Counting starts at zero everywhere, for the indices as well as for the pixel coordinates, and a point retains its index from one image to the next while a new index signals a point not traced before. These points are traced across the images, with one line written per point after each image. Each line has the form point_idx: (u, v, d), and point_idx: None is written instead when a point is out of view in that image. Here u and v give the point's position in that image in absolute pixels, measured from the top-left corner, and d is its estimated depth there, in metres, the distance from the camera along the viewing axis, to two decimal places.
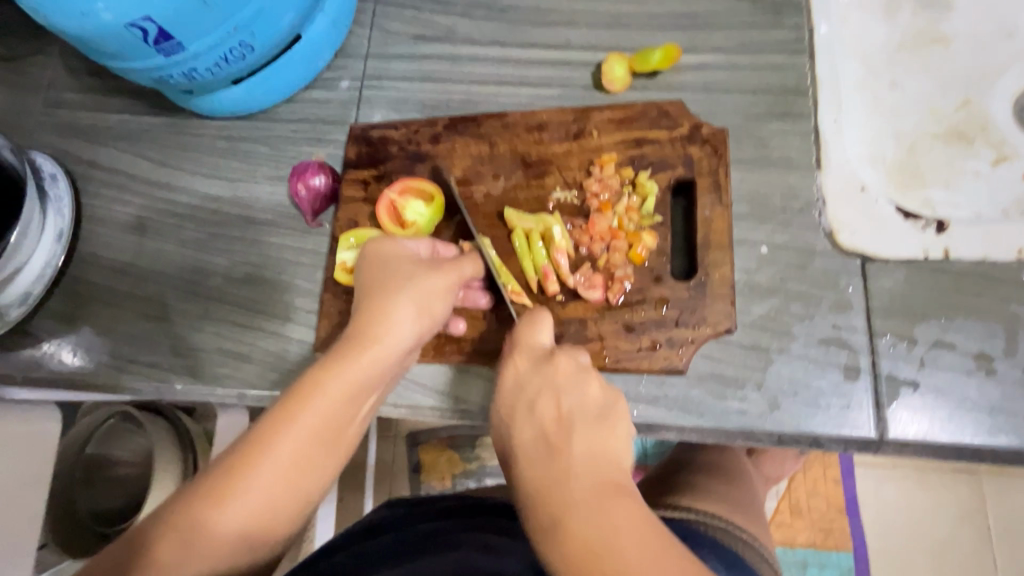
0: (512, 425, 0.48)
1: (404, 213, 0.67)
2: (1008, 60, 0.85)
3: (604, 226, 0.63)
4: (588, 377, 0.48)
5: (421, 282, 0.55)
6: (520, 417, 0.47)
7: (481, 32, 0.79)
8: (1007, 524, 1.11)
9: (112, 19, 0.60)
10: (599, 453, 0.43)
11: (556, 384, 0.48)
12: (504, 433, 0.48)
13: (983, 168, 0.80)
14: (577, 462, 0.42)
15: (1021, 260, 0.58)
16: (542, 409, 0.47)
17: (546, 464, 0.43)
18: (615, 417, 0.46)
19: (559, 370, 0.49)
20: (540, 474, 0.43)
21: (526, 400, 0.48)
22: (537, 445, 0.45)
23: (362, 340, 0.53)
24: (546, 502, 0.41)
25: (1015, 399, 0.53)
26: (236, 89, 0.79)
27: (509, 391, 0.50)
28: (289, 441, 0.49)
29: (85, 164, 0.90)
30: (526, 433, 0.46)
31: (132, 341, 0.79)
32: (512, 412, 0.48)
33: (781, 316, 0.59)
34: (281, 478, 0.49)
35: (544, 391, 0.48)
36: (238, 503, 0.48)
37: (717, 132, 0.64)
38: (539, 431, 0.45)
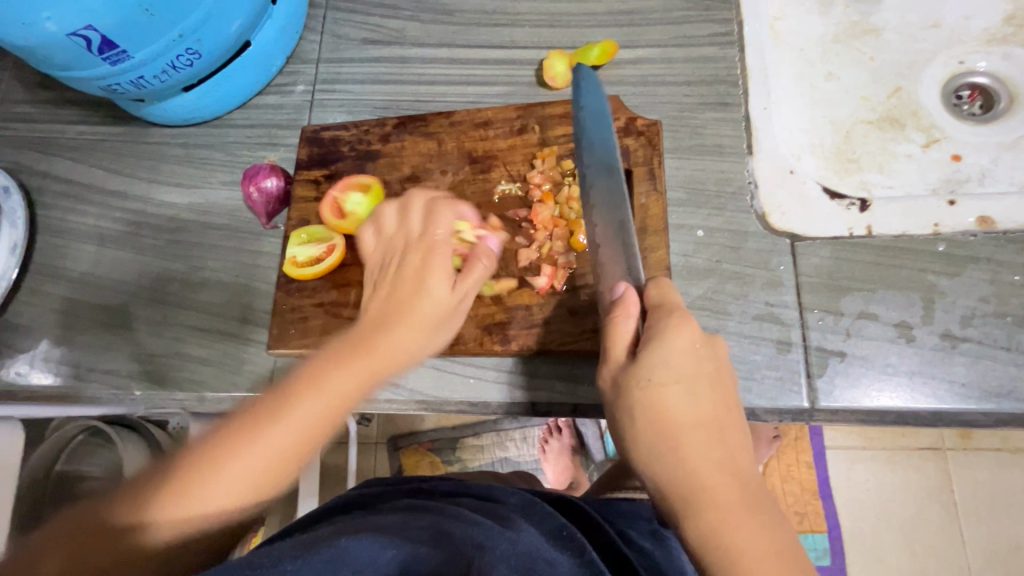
0: (684, 390, 0.45)
1: (344, 206, 0.70)
2: (935, 48, 0.89)
3: (546, 215, 0.66)
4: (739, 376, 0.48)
5: (425, 280, 0.56)
6: (699, 385, 0.45)
7: (429, 35, 0.82)
8: (970, 496, 1.15)
9: (53, 29, 0.60)
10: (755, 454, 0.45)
11: (720, 370, 0.47)
12: (670, 394, 0.45)
13: (915, 152, 0.84)
14: (748, 458, 0.44)
15: (937, 234, 0.61)
16: (716, 392, 0.45)
17: (727, 449, 0.43)
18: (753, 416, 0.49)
19: (723, 358, 0.48)
20: (719, 457, 0.43)
21: (695, 373, 0.45)
22: (710, 425, 0.44)
23: (368, 347, 0.52)
24: (724, 495, 0.42)
25: (934, 364, 0.56)
26: (187, 97, 0.79)
27: (683, 354, 0.46)
28: (261, 445, 0.46)
29: (40, 176, 0.89)
30: (702, 411, 0.44)
31: (91, 350, 0.79)
32: (688, 380, 0.45)
33: (717, 296, 0.62)
34: (242, 479, 0.45)
35: (716, 372, 0.46)
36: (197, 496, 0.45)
37: (652, 124, 0.66)
38: (714, 417, 0.45)
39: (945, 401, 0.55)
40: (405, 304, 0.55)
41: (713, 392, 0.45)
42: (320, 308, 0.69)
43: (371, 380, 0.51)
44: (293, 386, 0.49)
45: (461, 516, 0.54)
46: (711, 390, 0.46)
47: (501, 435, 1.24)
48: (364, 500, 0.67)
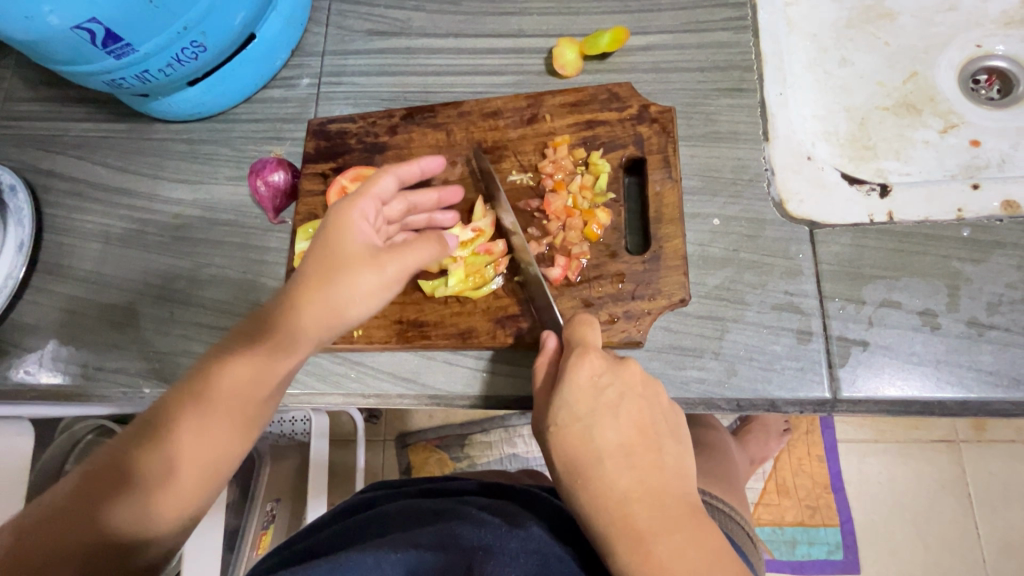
0: (591, 426, 0.47)
1: None
2: (951, 32, 0.87)
3: (559, 205, 0.63)
4: (660, 389, 0.50)
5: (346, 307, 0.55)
6: (603, 419, 0.47)
7: (435, 25, 0.80)
8: (986, 489, 1.13)
9: (57, 22, 0.59)
10: (681, 474, 0.47)
11: (632, 393, 0.49)
12: (577, 432, 0.47)
13: (933, 137, 0.82)
14: (667, 480, 0.46)
15: (961, 219, 0.59)
16: (625, 420, 0.47)
17: (639, 475, 0.45)
18: (684, 435, 0.50)
19: (637, 380, 0.50)
20: (631, 484, 0.45)
21: (603, 403, 0.48)
22: (620, 454, 0.46)
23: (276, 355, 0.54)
24: (640, 519, 0.43)
25: (959, 352, 0.55)
26: (192, 91, 0.78)
27: (584, 389, 0.49)
28: (202, 435, 0.50)
29: (45, 175, 0.89)
30: (610, 441, 0.46)
31: (98, 348, 0.79)
32: (592, 414, 0.48)
33: (734, 286, 0.61)
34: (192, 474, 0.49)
35: (624, 398, 0.48)
36: (155, 494, 0.48)
37: (665, 111, 0.65)
38: (627, 444, 0.46)
39: (971, 390, 0.54)
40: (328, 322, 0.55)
41: (628, 415, 0.48)
42: None
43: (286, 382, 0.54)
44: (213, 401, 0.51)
45: (471, 514, 0.54)
46: (626, 412, 0.48)
47: (511, 431, 1.23)
48: (375, 499, 0.68)
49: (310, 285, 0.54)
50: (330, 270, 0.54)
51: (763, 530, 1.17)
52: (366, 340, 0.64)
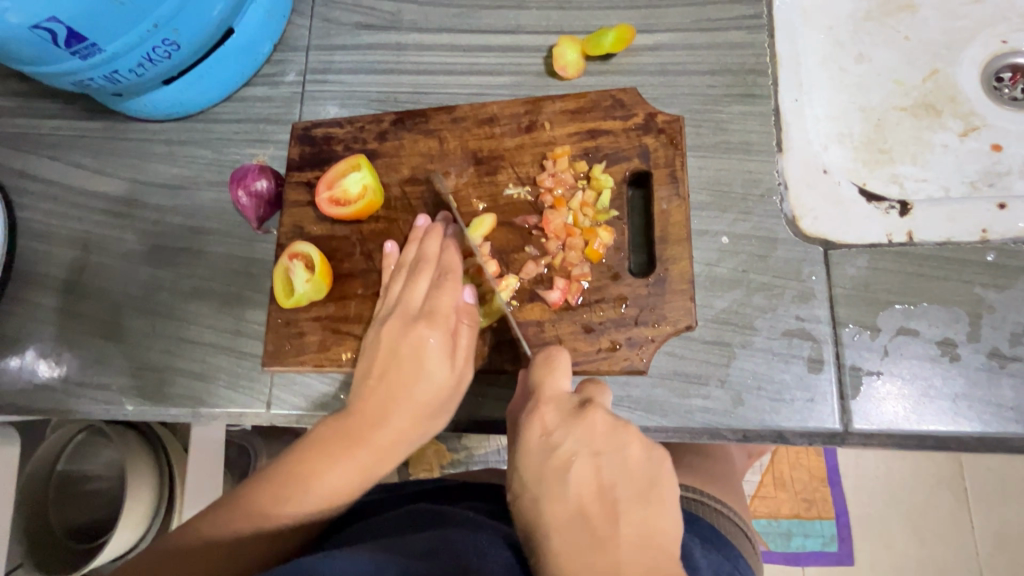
0: (540, 496, 0.42)
1: (347, 191, 0.65)
2: (976, 26, 0.82)
3: (559, 222, 0.60)
4: (631, 442, 0.43)
5: (434, 369, 0.54)
6: (550, 488, 0.42)
7: (427, 18, 0.75)
8: (983, 486, 1.12)
9: (14, 21, 0.55)
10: (648, 545, 0.39)
11: (591, 447, 0.43)
12: (527, 505, 0.43)
13: (951, 141, 0.78)
14: (629, 565, 0.38)
15: (986, 241, 0.56)
16: (575, 486, 0.42)
17: (591, 562, 0.38)
18: (663, 491, 0.42)
19: (596, 432, 0.43)
20: (581, 574, 0.38)
21: (553, 467, 0.43)
22: (571, 533, 0.40)
23: (363, 436, 0.52)
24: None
25: (979, 386, 0.52)
26: (169, 90, 0.73)
27: (534, 451, 0.44)
28: (307, 458, 0.50)
29: (18, 176, 0.84)
30: (558, 514, 0.41)
31: (80, 362, 0.76)
32: (540, 482, 0.43)
33: (743, 309, 0.58)
34: (276, 493, 0.50)
35: (579, 458, 0.43)
36: (260, 496, 0.50)
37: (673, 121, 0.60)
38: (578, 517, 0.40)
39: (990, 425, 0.52)
40: (417, 373, 0.54)
41: (582, 479, 0.42)
42: (318, 323, 0.64)
43: (386, 451, 0.52)
44: (300, 469, 0.50)
45: (464, 522, 0.51)
46: (580, 476, 0.42)
47: None
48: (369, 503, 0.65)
49: (408, 323, 0.56)
50: (409, 337, 0.55)
51: (758, 522, 1.16)
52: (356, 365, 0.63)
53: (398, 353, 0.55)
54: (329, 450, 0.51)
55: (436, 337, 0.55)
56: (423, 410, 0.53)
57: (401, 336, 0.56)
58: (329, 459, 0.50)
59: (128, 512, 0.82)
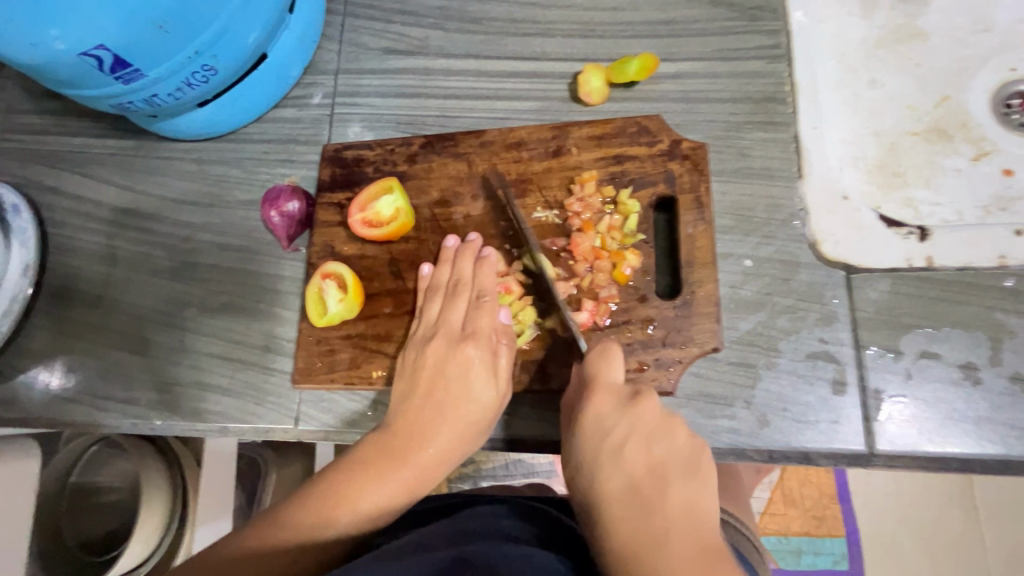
0: (595, 471, 0.47)
1: (382, 213, 0.67)
2: (987, 54, 0.84)
3: (587, 245, 0.61)
4: (677, 426, 0.48)
5: (477, 386, 0.57)
6: (605, 463, 0.47)
7: (453, 44, 0.77)
8: (996, 506, 1.12)
9: (64, 48, 0.57)
10: (693, 517, 0.43)
11: (642, 431, 0.47)
12: (584, 479, 0.47)
13: (963, 166, 0.80)
14: (677, 526, 0.43)
15: (1004, 267, 0.57)
16: (631, 461, 0.46)
17: (644, 524, 0.43)
18: (703, 472, 0.46)
19: (649, 418, 0.48)
20: (636, 533, 0.42)
21: (609, 444, 0.47)
22: (627, 500, 0.45)
23: (415, 448, 0.54)
24: (645, 565, 0.41)
25: (1001, 409, 0.53)
26: (202, 112, 0.76)
27: (592, 433, 0.48)
28: (353, 475, 0.52)
29: (49, 192, 0.86)
30: (614, 487, 0.45)
31: (107, 376, 0.77)
32: (595, 459, 0.47)
33: (768, 331, 0.59)
34: (321, 510, 0.51)
35: (633, 439, 0.47)
36: (304, 513, 0.51)
37: (698, 148, 0.62)
38: (632, 485, 0.45)
39: (1012, 448, 0.53)
40: (461, 393, 0.57)
41: (635, 456, 0.46)
42: (349, 342, 0.66)
43: (432, 465, 0.54)
44: (353, 480, 0.52)
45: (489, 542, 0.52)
46: (633, 453, 0.46)
47: None
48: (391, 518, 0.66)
49: (452, 345, 0.59)
50: (451, 357, 0.58)
51: (768, 540, 1.16)
52: (386, 382, 0.64)
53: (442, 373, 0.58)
54: (376, 465, 0.53)
55: (479, 360, 0.58)
56: (466, 429, 0.56)
57: (446, 356, 0.58)
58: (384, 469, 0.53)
59: (150, 519, 0.87)
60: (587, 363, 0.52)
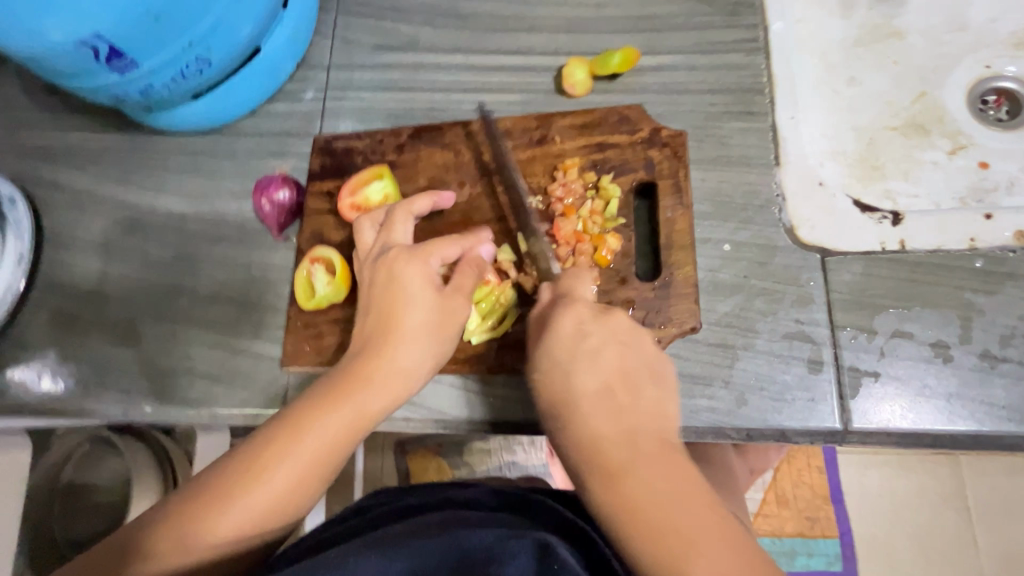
0: (570, 370, 0.49)
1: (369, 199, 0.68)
2: (962, 52, 0.87)
3: (569, 230, 0.63)
4: (643, 335, 0.51)
5: (413, 314, 0.55)
6: (579, 363, 0.49)
7: (443, 40, 0.79)
8: (987, 504, 1.12)
9: (61, 38, 0.59)
10: (659, 413, 0.47)
11: (614, 340, 0.50)
12: (557, 376, 0.50)
13: (940, 159, 0.82)
14: (642, 419, 0.47)
15: (974, 249, 0.59)
16: (606, 364, 0.49)
17: (616, 419, 0.47)
18: (666, 378, 0.50)
19: (620, 328, 0.51)
20: (607, 428, 0.46)
21: (582, 349, 0.50)
22: (597, 396, 0.48)
23: (367, 375, 0.54)
24: (613, 451, 0.45)
25: (971, 385, 0.55)
26: (197, 105, 0.77)
27: (565, 338, 0.51)
28: (285, 425, 0.52)
29: (45, 186, 0.88)
30: (587, 387, 0.48)
31: (99, 364, 0.78)
32: (571, 359, 0.50)
33: (745, 313, 0.60)
34: (258, 466, 0.50)
35: (607, 346, 0.50)
36: (242, 473, 0.50)
37: (676, 135, 0.64)
38: (605, 384, 0.48)
39: (984, 424, 0.54)
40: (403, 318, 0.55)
41: (607, 359, 0.49)
42: (337, 325, 0.67)
43: (379, 397, 0.53)
44: (306, 414, 0.52)
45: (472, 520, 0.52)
46: (605, 357, 0.49)
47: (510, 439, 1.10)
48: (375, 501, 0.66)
49: (388, 277, 0.57)
50: (392, 286, 0.56)
51: (762, 541, 1.15)
52: None
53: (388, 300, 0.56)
54: (312, 411, 0.52)
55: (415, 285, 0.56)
56: (411, 349, 0.54)
57: (384, 295, 0.56)
58: (345, 395, 0.53)
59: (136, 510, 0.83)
60: (559, 283, 0.56)
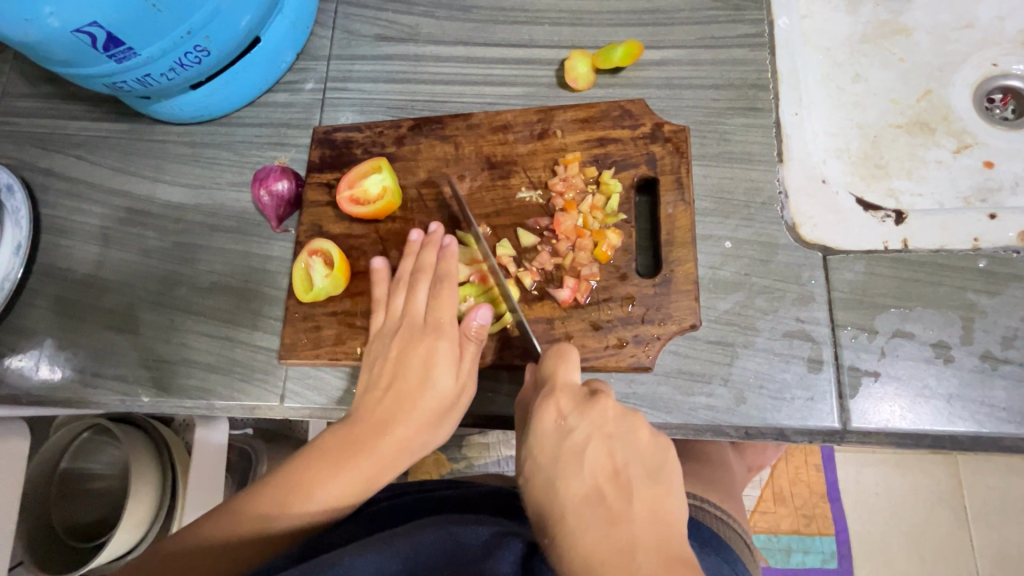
0: (556, 474, 0.45)
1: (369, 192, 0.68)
2: (969, 50, 0.86)
3: (569, 225, 0.62)
4: (636, 425, 0.46)
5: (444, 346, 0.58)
6: (565, 465, 0.45)
7: (444, 32, 0.79)
8: (983, 504, 1.12)
9: (58, 25, 0.58)
10: (659, 521, 0.41)
11: (603, 432, 0.46)
12: (543, 482, 0.46)
13: (945, 158, 0.81)
14: (639, 531, 0.40)
15: (977, 250, 0.59)
16: (592, 463, 0.44)
17: (607, 530, 0.41)
18: (669, 473, 0.44)
19: (608, 418, 0.47)
20: (596, 539, 0.40)
21: (568, 447, 0.46)
22: (585, 504, 0.43)
23: (405, 402, 0.56)
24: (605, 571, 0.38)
25: (972, 386, 0.54)
26: (195, 94, 0.77)
27: (549, 434, 0.47)
28: (329, 447, 0.55)
29: (43, 174, 0.87)
30: (574, 490, 0.44)
31: (96, 354, 0.77)
32: (557, 460, 0.46)
33: (746, 311, 0.60)
34: (301, 483, 0.52)
35: (594, 440, 0.46)
36: (288, 490, 0.52)
37: (679, 130, 0.64)
38: (593, 487, 0.43)
39: (983, 425, 0.54)
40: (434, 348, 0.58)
41: (595, 457, 0.45)
42: (335, 318, 0.67)
43: (416, 423, 0.56)
44: (351, 438, 0.55)
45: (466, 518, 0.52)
46: (593, 454, 0.45)
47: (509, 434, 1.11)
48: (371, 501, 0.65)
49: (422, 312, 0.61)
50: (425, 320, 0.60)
51: (758, 537, 1.15)
52: None
53: (427, 331, 0.59)
54: (353, 435, 0.55)
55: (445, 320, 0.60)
56: (443, 379, 0.57)
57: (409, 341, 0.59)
58: (392, 416, 0.56)
59: (136, 504, 0.83)
60: (545, 366, 0.53)
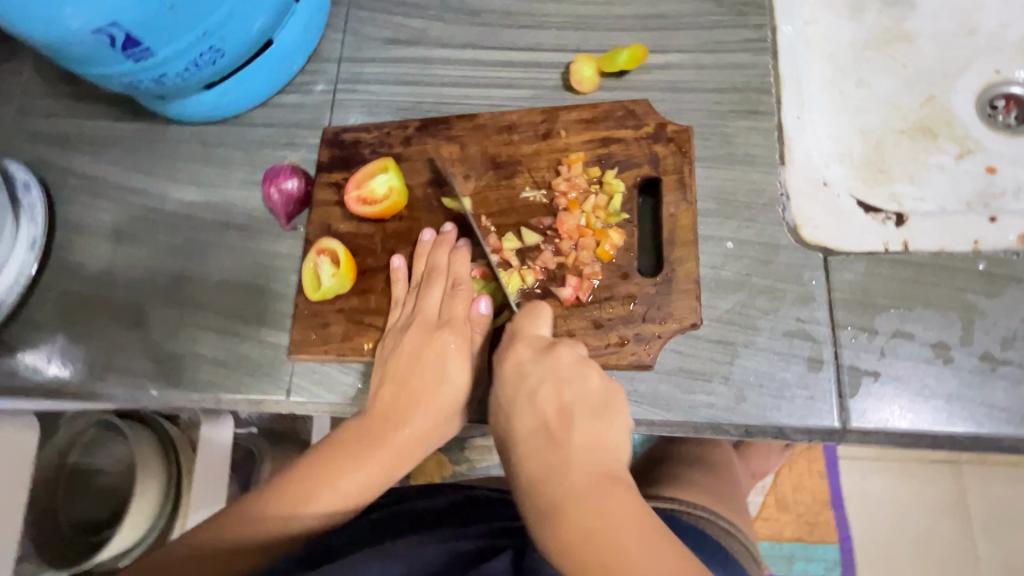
0: (511, 414, 0.49)
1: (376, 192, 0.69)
2: (971, 57, 0.87)
3: (572, 224, 0.63)
4: (587, 371, 0.49)
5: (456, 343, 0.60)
6: (519, 408, 0.49)
7: (453, 35, 0.80)
8: (988, 513, 1.11)
9: (78, 25, 0.60)
10: (599, 447, 0.46)
11: (555, 375, 0.50)
12: (503, 421, 0.50)
13: (947, 163, 0.81)
14: (578, 456, 0.45)
15: (977, 252, 0.59)
16: (542, 403, 0.48)
17: (549, 457, 0.45)
18: (613, 409, 0.48)
19: (561, 364, 0.50)
20: (542, 469, 0.45)
21: (524, 390, 0.50)
22: (534, 438, 0.47)
23: (419, 395, 0.58)
24: (547, 491, 0.44)
25: (971, 386, 0.55)
26: (209, 95, 0.78)
27: (509, 380, 0.51)
28: (347, 439, 0.57)
29: (59, 171, 0.89)
30: (525, 426, 0.48)
31: (107, 348, 0.79)
32: (513, 403, 0.50)
33: (746, 310, 0.61)
34: (321, 475, 0.55)
35: (547, 383, 0.49)
36: (310, 482, 0.55)
37: (682, 131, 0.65)
38: (541, 423, 0.48)
39: (982, 425, 0.54)
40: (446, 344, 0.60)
41: (546, 399, 0.49)
42: (342, 315, 0.68)
43: (430, 416, 0.58)
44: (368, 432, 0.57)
45: None
46: (544, 397, 0.49)
47: None
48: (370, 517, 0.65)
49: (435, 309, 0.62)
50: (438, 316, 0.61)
51: (761, 544, 1.14)
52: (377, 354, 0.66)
53: (441, 326, 0.61)
54: (369, 428, 0.57)
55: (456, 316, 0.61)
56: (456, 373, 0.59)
57: (422, 340, 0.60)
58: (407, 412, 0.57)
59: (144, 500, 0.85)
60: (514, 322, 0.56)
